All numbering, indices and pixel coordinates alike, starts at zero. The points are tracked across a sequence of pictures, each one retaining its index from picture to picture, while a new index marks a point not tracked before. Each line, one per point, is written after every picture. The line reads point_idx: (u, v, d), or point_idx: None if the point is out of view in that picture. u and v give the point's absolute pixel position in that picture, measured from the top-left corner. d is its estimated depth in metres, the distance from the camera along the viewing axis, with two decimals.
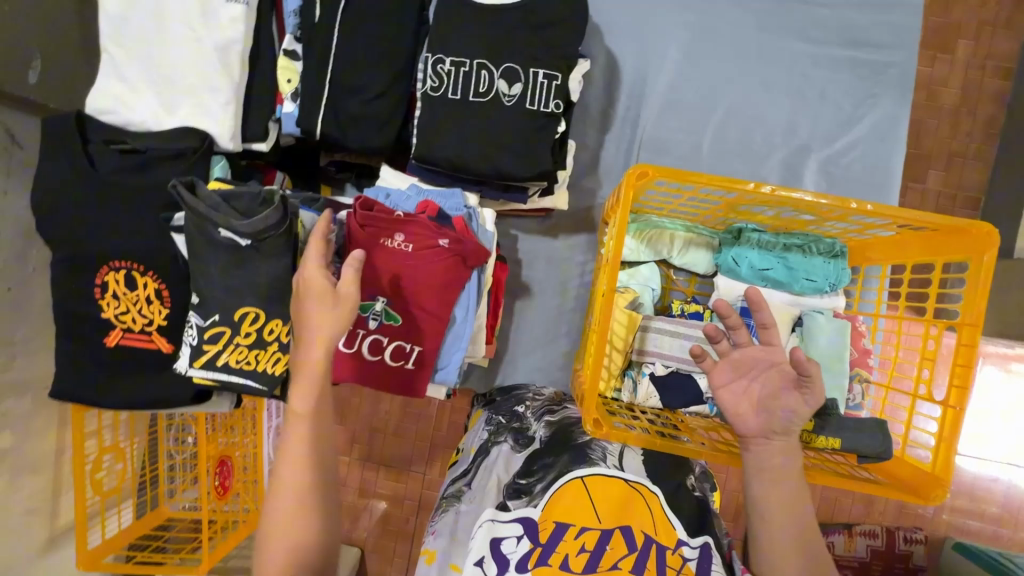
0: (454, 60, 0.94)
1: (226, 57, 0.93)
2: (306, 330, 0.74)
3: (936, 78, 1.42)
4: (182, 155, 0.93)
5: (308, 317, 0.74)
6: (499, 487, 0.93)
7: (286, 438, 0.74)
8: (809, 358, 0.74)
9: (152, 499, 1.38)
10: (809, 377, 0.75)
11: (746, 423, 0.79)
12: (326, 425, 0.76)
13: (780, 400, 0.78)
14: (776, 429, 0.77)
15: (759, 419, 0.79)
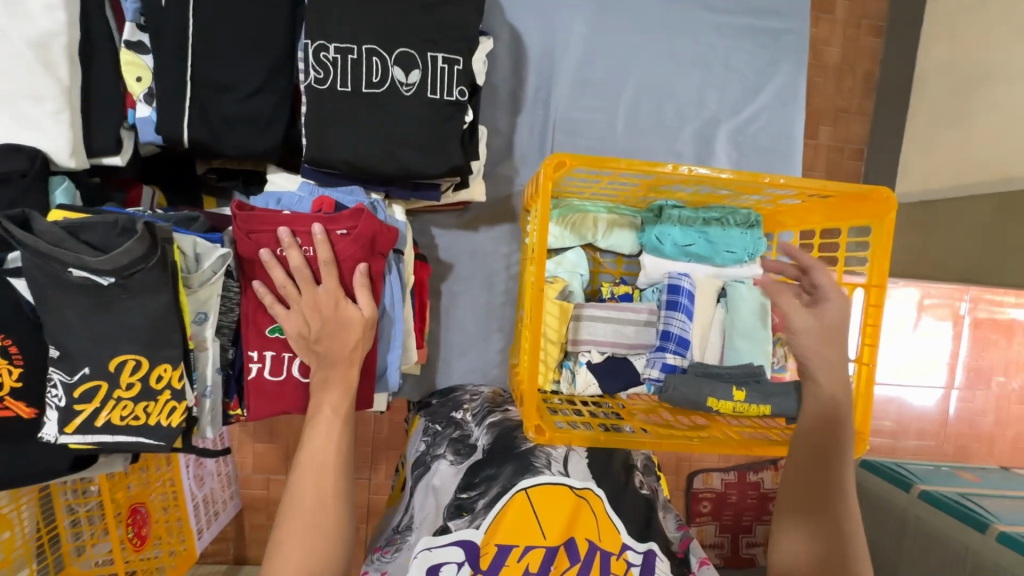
0: (339, 47, 0.83)
1: (46, 55, 0.75)
2: (340, 343, 0.83)
3: (820, 39, 1.48)
4: (6, 180, 0.75)
5: (337, 334, 0.82)
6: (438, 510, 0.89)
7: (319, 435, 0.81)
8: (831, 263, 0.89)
9: (55, 562, 1.23)
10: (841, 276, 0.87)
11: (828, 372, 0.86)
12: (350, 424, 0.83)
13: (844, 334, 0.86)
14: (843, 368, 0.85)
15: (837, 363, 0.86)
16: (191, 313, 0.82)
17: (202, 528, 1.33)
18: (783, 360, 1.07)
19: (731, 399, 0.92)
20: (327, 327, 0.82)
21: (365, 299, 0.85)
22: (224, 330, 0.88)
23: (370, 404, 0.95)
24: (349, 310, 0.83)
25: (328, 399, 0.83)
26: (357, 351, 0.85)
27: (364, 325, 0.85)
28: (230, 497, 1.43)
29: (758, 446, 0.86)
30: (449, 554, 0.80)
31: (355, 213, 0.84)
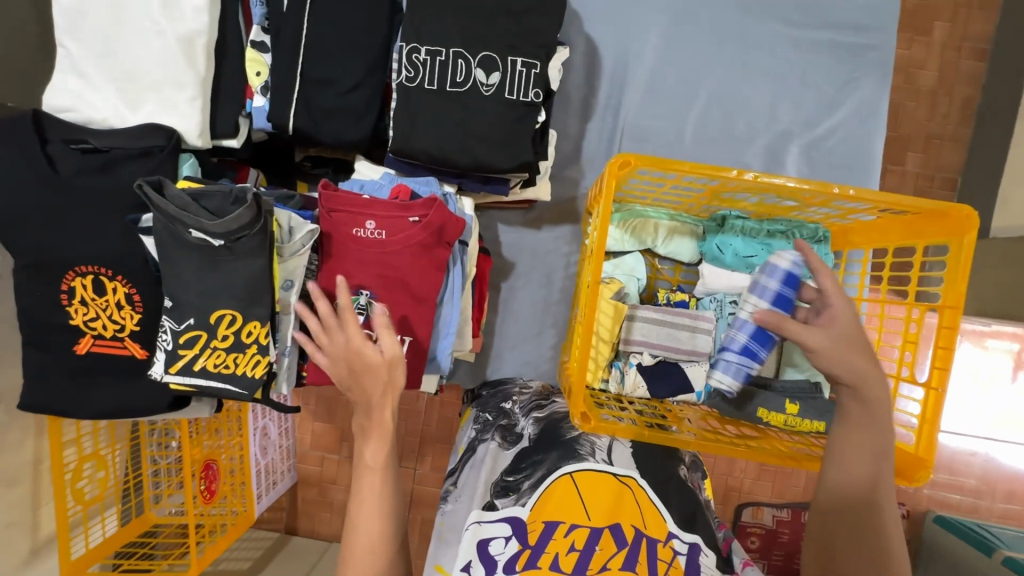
0: (430, 49, 0.91)
1: (189, 49, 0.89)
2: (365, 399, 0.74)
3: (914, 60, 1.42)
4: (148, 153, 0.89)
5: (363, 388, 0.74)
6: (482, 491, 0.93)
7: (359, 484, 0.73)
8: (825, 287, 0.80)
9: (136, 506, 1.36)
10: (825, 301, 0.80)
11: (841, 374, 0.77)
12: (392, 464, 0.75)
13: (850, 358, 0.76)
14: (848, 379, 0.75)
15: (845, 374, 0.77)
16: (281, 279, 0.91)
17: (263, 494, 1.44)
18: None
19: (783, 412, 0.93)
20: (353, 377, 0.75)
21: (388, 337, 0.76)
22: (304, 299, 0.95)
23: (417, 383, 1.00)
24: (370, 352, 0.75)
25: (365, 451, 0.74)
26: (389, 398, 0.75)
27: (386, 367, 0.75)
28: (287, 469, 1.54)
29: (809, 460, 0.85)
30: (497, 528, 0.85)
31: (427, 202, 0.93)
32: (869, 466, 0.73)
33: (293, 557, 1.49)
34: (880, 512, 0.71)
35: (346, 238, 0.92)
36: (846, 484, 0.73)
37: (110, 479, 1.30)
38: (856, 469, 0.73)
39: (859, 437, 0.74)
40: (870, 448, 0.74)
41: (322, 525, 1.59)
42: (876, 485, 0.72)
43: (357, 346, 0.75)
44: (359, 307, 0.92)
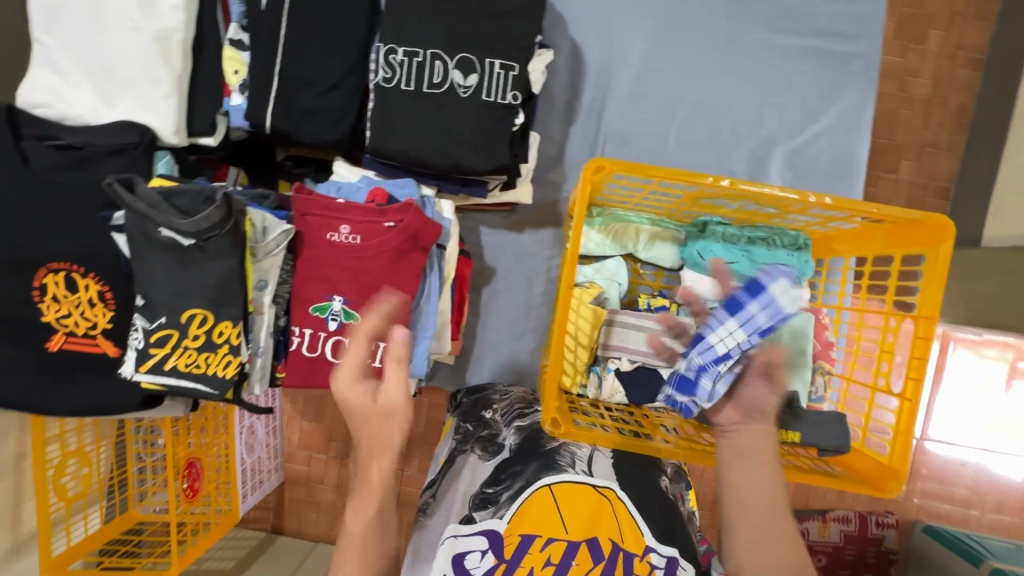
0: (407, 50, 0.91)
1: (166, 47, 0.89)
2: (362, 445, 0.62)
3: (907, 68, 1.41)
4: (123, 151, 0.89)
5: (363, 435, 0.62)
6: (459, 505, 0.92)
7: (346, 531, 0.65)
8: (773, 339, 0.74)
9: (120, 503, 1.36)
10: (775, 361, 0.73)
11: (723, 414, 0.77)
12: (389, 514, 0.66)
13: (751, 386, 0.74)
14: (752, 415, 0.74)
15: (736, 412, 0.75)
16: (254, 279, 0.91)
17: (247, 493, 1.42)
18: (823, 390, 1.01)
19: None
20: (362, 424, 0.61)
21: (394, 377, 0.61)
22: (278, 299, 0.95)
23: (395, 387, 1.00)
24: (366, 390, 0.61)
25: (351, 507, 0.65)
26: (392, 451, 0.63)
27: (383, 412, 0.61)
28: (274, 469, 1.53)
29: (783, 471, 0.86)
30: (473, 542, 0.83)
31: (404, 207, 0.92)
32: (765, 497, 0.71)
33: (279, 556, 1.48)
34: (788, 540, 0.70)
35: (321, 243, 0.93)
36: (753, 523, 0.71)
37: (94, 476, 1.30)
38: (759, 507, 0.71)
39: (759, 471, 0.72)
40: (767, 480, 0.72)
41: (309, 524, 1.58)
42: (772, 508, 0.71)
43: (350, 384, 0.61)
44: (332, 313, 0.94)
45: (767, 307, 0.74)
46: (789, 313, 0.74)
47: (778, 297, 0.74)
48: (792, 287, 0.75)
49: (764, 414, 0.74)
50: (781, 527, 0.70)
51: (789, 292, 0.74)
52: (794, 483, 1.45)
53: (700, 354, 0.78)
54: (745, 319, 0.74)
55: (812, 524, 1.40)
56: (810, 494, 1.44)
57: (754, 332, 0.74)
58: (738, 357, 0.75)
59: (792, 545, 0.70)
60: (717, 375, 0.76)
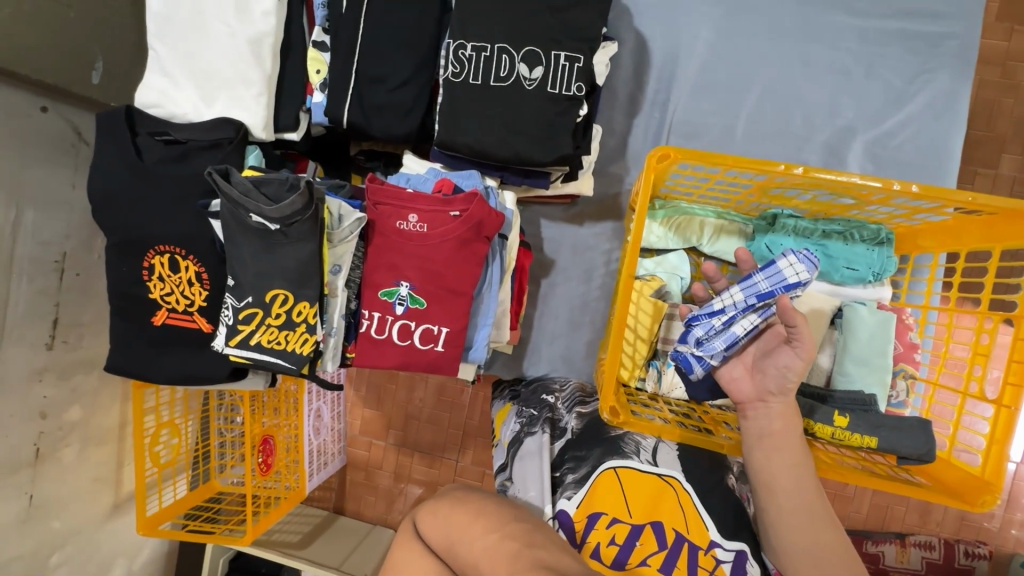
0: (475, 45, 0.94)
1: (258, 50, 0.98)
2: None
3: (1013, 53, 1.27)
4: (218, 145, 0.99)
5: None
6: (538, 490, 0.89)
7: None
8: (795, 308, 0.73)
9: (204, 473, 1.48)
10: (795, 329, 0.74)
11: (741, 389, 0.82)
12: None
13: (772, 356, 0.78)
14: (771, 387, 0.78)
15: (753, 381, 0.81)
16: (330, 264, 0.97)
17: (314, 472, 1.50)
18: (905, 395, 0.94)
19: (832, 424, 0.85)
20: None
21: None
22: (351, 284, 1.01)
23: (456, 371, 1.03)
24: None
25: None
26: None
27: None
28: (338, 451, 1.61)
29: (856, 476, 0.82)
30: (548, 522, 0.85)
31: (468, 197, 0.95)
32: (792, 476, 0.77)
33: (342, 535, 1.56)
34: (820, 508, 0.76)
35: (390, 231, 0.97)
36: (784, 502, 0.77)
37: (183, 446, 1.43)
38: (788, 487, 0.77)
39: (781, 453, 0.77)
40: (791, 460, 0.77)
41: (368, 508, 1.65)
42: (794, 486, 0.76)
43: None
44: (399, 298, 0.99)
45: (769, 276, 0.76)
46: (794, 286, 0.74)
47: (784, 270, 0.75)
48: (808, 266, 0.74)
49: (785, 387, 0.77)
50: (811, 501, 0.76)
51: (798, 267, 0.74)
52: (868, 502, 1.35)
53: (721, 316, 0.80)
54: (745, 283, 0.78)
55: (889, 547, 1.29)
56: (886, 516, 1.34)
57: (752, 294, 0.77)
58: (735, 316, 0.79)
59: (825, 508, 0.76)
60: (714, 330, 0.81)
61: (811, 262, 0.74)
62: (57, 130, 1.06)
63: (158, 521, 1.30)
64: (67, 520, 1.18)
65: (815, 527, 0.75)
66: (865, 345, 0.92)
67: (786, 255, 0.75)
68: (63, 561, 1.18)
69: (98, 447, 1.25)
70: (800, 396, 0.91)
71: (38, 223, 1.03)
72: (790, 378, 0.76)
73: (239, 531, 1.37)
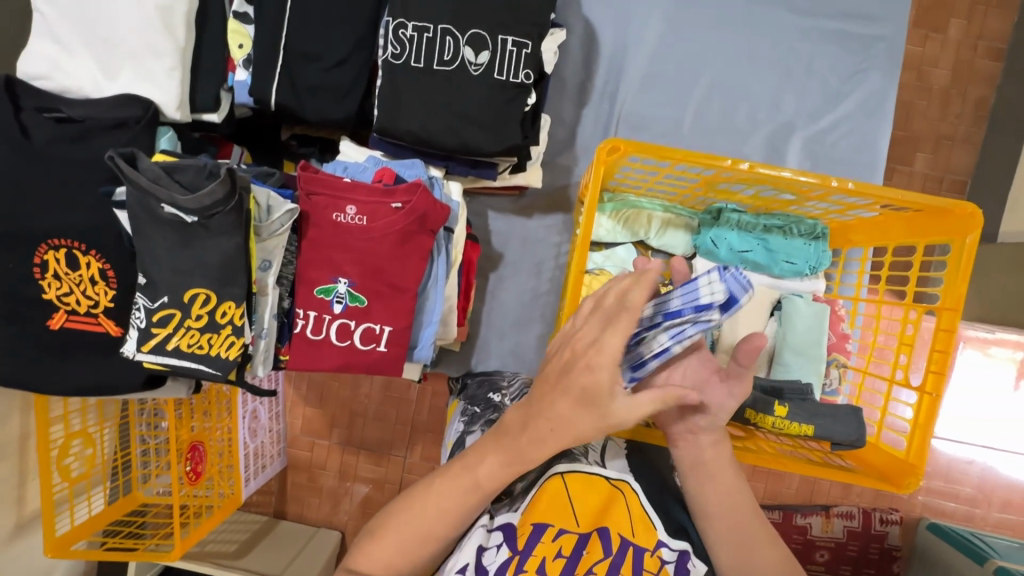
0: (417, 25, 0.88)
1: (169, 19, 0.87)
2: None
3: (928, 58, 1.35)
4: (124, 125, 0.87)
5: None
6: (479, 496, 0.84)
7: None
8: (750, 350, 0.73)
9: (124, 485, 1.35)
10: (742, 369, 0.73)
11: (670, 417, 0.79)
12: None
13: (707, 391, 0.76)
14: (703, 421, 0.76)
15: (682, 412, 0.78)
16: (258, 260, 0.89)
17: (250, 477, 1.40)
18: (838, 383, 0.99)
19: (773, 414, 0.87)
20: None
21: None
22: (283, 281, 0.94)
23: (401, 372, 0.98)
24: None
25: None
26: None
27: None
28: (277, 454, 1.52)
29: (795, 464, 0.85)
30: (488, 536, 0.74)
31: (411, 188, 0.90)
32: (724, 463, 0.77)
33: (281, 541, 1.47)
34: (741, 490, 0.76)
35: (326, 224, 0.90)
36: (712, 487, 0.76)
37: (97, 457, 1.29)
38: (717, 472, 0.77)
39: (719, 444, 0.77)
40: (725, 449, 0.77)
41: (311, 510, 1.57)
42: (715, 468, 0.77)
43: None
44: (337, 296, 0.92)
45: (685, 293, 0.63)
46: (705, 307, 0.61)
47: (701, 289, 0.61)
48: (731, 288, 0.60)
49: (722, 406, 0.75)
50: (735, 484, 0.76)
51: (714, 287, 0.60)
52: (798, 478, 1.42)
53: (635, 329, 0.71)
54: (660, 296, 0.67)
55: (815, 519, 1.37)
56: (814, 490, 1.41)
57: (660, 312, 0.66)
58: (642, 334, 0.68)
59: (762, 526, 0.76)
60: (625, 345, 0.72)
61: (737, 285, 0.60)
62: None
63: (71, 541, 1.17)
64: None
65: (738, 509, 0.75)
66: (802, 335, 0.96)
67: (706, 272, 0.61)
68: None
69: None
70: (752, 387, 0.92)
71: None
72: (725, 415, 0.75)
73: (167, 545, 1.25)
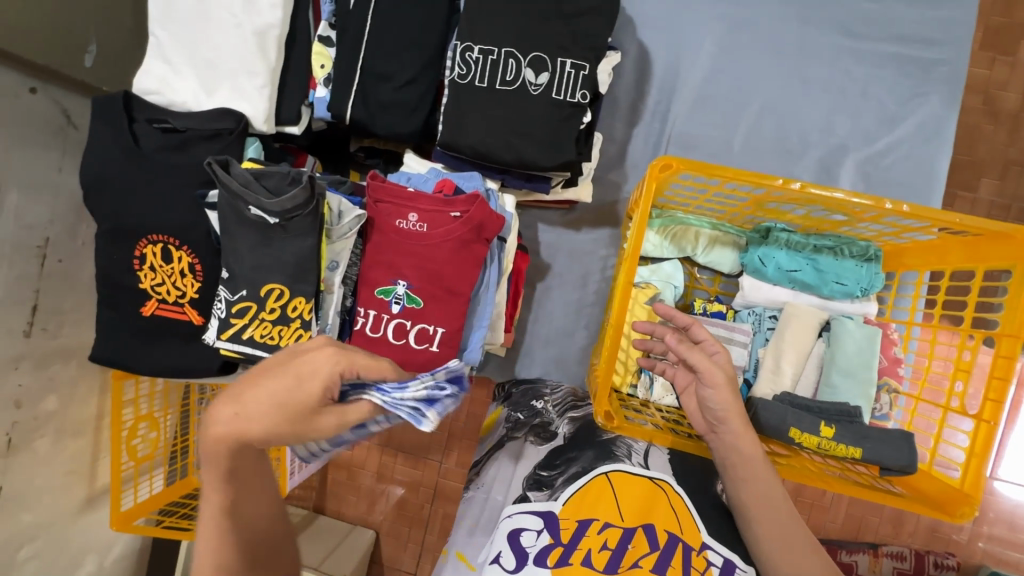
0: (483, 48, 0.95)
1: (263, 41, 0.97)
2: None
3: (992, 81, 1.32)
4: (218, 135, 0.98)
5: None
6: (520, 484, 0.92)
7: None
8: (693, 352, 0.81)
9: (181, 469, 1.43)
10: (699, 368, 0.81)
11: (696, 422, 0.86)
12: None
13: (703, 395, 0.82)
14: (708, 420, 0.83)
15: (701, 415, 0.85)
16: (327, 260, 0.97)
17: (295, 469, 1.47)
18: (888, 408, 0.97)
19: (817, 434, 0.87)
20: None
21: None
22: (347, 281, 1.01)
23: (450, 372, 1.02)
24: None
25: None
26: None
27: None
28: None
29: (838, 484, 0.84)
30: (527, 521, 0.85)
31: (470, 199, 0.95)
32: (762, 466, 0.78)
33: (320, 537, 1.48)
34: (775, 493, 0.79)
35: (389, 229, 0.98)
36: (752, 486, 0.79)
37: (160, 440, 1.39)
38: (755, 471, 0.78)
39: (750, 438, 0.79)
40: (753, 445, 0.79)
41: (348, 508, 1.59)
42: (749, 468, 0.79)
43: None
44: (396, 297, 0.98)
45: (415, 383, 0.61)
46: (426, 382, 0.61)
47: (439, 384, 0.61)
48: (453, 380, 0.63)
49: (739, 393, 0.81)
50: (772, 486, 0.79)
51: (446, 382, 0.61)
52: (844, 512, 1.36)
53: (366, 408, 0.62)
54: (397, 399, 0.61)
55: (861, 556, 1.30)
56: (861, 525, 1.36)
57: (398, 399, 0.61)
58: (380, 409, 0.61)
59: (803, 534, 0.79)
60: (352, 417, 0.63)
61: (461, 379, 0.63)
62: (45, 112, 1.03)
63: (134, 516, 1.25)
64: (38, 513, 1.12)
65: (770, 508, 0.79)
66: (851, 358, 0.95)
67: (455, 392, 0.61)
68: (31, 556, 1.12)
69: (75, 438, 1.20)
70: (773, 402, 0.91)
71: (22, 206, 1.00)
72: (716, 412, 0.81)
73: None
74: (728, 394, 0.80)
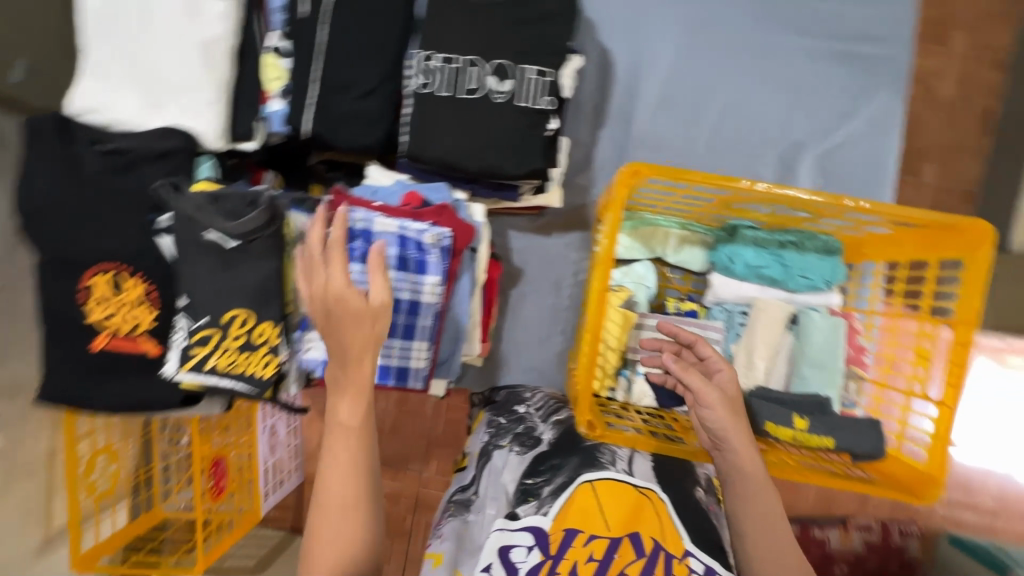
0: (444, 57, 0.93)
1: (210, 55, 0.93)
2: None
3: (930, 72, 1.38)
4: (168, 155, 0.93)
5: None
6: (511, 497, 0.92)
7: None
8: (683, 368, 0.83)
9: (147, 501, 1.36)
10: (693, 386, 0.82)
11: (703, 440, 0.85)
12: None
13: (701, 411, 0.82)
14: (711, 439, 0.82)
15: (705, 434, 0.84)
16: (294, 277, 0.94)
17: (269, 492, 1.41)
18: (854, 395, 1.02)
19: (792, 427, 0.89)
20: None
21: None
22: None
23: (428, 388, 1.00)
24: None
25: None
26: None
27: None
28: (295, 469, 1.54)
29: (816, 476, 0.87)
30: (519, 537, 0.82)
31: (438, 210, 0.95)
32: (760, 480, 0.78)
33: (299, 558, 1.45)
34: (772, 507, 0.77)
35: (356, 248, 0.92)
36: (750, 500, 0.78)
37: (121, 473, 1.31)
38: (756, 486, 0.78)
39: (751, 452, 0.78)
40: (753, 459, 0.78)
41: None
42: (749, 483, 0.78)
43: None
44: None
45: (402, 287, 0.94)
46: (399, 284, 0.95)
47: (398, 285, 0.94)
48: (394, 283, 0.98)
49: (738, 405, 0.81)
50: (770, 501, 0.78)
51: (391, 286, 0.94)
52: (815, 490, 1.42)
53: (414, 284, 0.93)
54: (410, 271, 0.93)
55: (832, 531, 1.36)
56: (831, 502, 1.42)
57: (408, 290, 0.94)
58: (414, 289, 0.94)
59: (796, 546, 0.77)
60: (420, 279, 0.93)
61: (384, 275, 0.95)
62: None
63: (96, 556, 1.17)
64: None
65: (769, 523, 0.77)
66: (819, 349, 0.98)
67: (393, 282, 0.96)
68: None
69: (26, 479, 1.11)
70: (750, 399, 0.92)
71: None
72: (715, 429, 0.80)
73: (189, 560, 1.26)
74: (723, 407, 0.79)
